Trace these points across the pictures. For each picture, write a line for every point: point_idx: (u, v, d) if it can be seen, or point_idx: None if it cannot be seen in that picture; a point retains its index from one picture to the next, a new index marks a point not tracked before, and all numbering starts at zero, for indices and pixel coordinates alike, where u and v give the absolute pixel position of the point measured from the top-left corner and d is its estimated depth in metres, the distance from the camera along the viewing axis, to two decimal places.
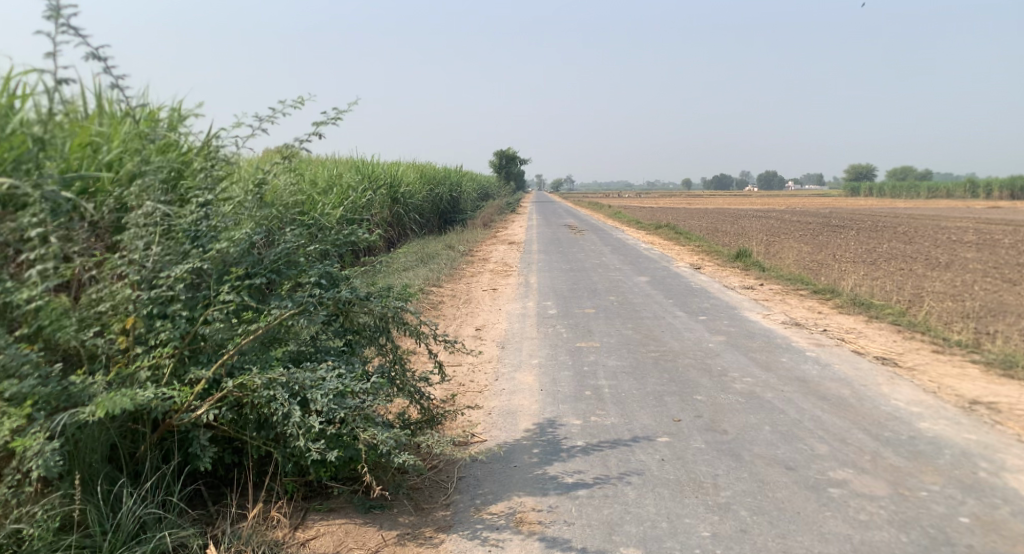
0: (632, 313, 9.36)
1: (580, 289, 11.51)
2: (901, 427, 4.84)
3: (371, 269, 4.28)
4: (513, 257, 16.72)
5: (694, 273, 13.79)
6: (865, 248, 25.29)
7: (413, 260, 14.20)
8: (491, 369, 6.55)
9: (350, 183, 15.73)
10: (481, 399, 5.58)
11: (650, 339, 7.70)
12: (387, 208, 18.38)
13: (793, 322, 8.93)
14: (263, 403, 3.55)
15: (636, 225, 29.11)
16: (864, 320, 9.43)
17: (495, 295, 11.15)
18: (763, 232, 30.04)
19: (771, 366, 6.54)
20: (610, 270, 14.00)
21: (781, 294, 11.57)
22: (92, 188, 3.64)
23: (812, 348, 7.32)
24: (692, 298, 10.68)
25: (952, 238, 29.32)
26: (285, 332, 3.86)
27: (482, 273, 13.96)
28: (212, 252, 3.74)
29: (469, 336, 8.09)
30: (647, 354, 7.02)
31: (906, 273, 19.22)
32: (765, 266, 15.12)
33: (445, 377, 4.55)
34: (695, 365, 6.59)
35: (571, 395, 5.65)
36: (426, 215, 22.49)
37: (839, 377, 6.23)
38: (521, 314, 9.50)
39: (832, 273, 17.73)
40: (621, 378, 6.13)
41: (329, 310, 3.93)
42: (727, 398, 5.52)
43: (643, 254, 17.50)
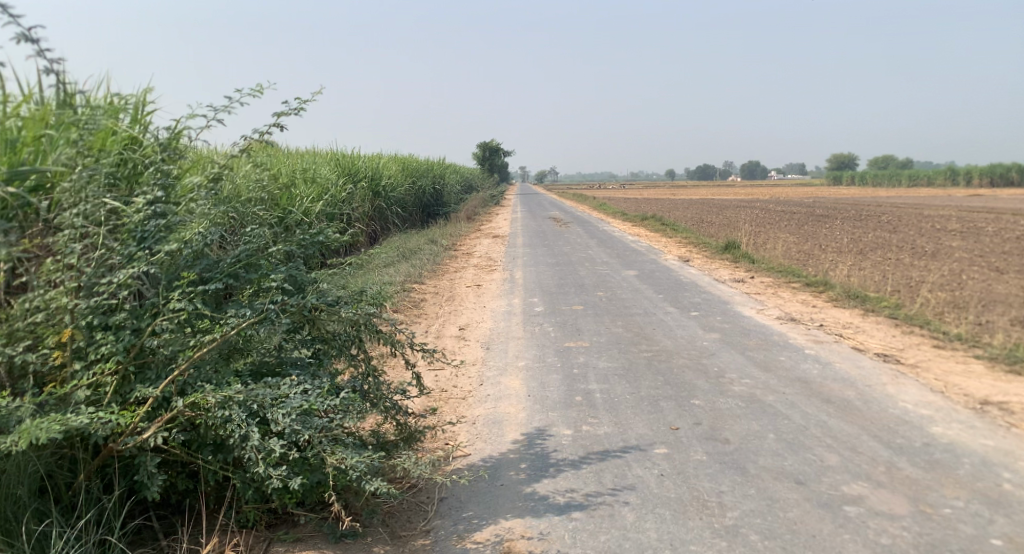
0: (622, 309, 9.02)
1: (567, 284, 11.16)
2: (913, 432, 4.53)
3: (341, 272, 3.88)
4: (498, 251, 16.35)
5: (682, 267, 13.48)
6: (851, 237, 25.12)
7: (394, 256, 13.80)
8: (476, 373, 6.20)
9: (329, 177, 15.27)
10: (464, 408, 5.24)
11: (641, 337, 7.36)
12: (368, 202, 17.94)
13: (788, 317, 8.62)
14: (218, 424, 3.14)
15: (621, 217, 28.80)
16: (860, 314, 9.14)
17: (479, 291, 10.80)
18: (750, 222, 29.84)
19: (769, 366, 6.21)
20: (596, 264, 13.66)
21: (772, 287, 11.28)
22: (46, 183, 3.33)
23: (809, 346, 7.01)
24: (682, 293, 10.36)
25: (937, 227, 29.26)
26: (244, 343, 3.44)
27: (466, 268, 13.58)
28: (159, 254, 3.29)
29: (452, 337, 7.72)
30: (639, 354, 6.69)
31: (894, 262, 19.04)
32: (754, 258, 14.84)
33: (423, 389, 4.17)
34: (690, 365, 6.26)
35: (561, 401, 5.30)
36: (409, 208, 22.05)
37: (841, 377, 5.91)
38: (506, 311, 9.14)
39: (821, 264, 17.50)
40: (613, 381, 5.80)
41: (294, 317, 3.52)
42: (726, 403, 5.19)
43: (630, 247, 17.18)
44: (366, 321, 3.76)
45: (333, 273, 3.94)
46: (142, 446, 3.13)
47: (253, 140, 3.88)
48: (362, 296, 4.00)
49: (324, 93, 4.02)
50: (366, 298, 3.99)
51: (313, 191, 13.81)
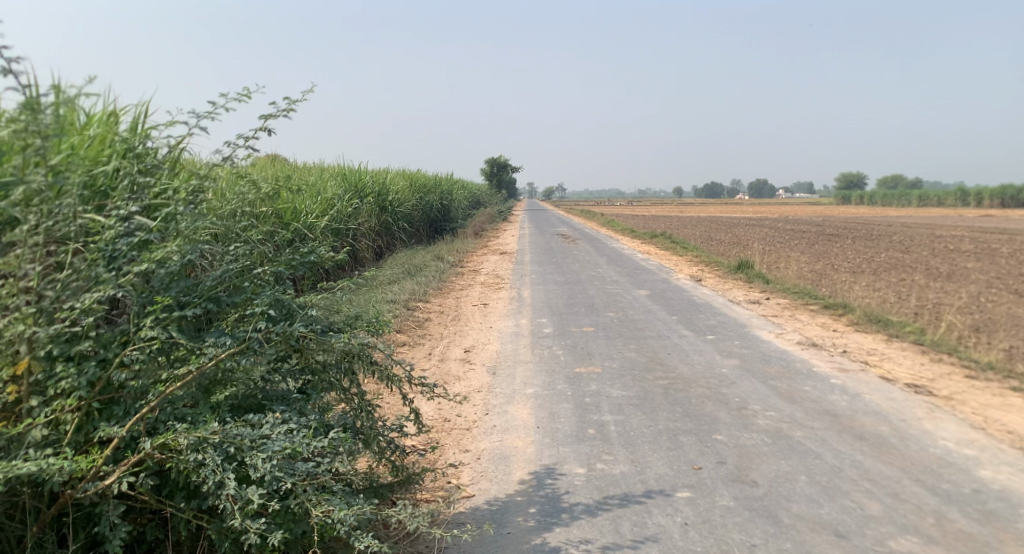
0: (634, 332, 8.64)
1: (577, 304, 10.80)
2: (961, 477, 4.12)
3: (342, 289, 3.55)
4: (505, 268, 16.01)
5: (695, 286, 13.10)
6: (864, 258, 24.70)
7: (399, 273, 13.49)
8: (481, 401, 5.85)
9: (335, 192, 15.05)
10: (468, 440, 4.92)
11: (656, 363, 6.98)
12: (375, 217, 17.67)
13: (809, 342, 8.21)
14: (191, 469, 2.77)
15: (630, 234, 28.49)
16: (883, 339, 8.72)
17: (486, 311, 10.47)
18: (761, 241, 29.40)
19: (795, 397, 5.82)
20: (607, 283, 13.29)
21: (790, 309, 10.88)
22: None
23: (835, 375, 6.61)
24: (697, 314, 9.97)
25: (950, 247, 28.80)
26: (228, 375, 3.11)
27: (473, 285, 13.24)
28: (131, 276, 2.95)
29: (457, 360, 7.37)
30: (655, 382, 6.30)
31: (909, 284, 18.61)
32: (769, 278, 14.44)
33: (422, 426, 3.80)
34: (710, 395, 5.88)
35: (573, 435, 4.93)
36: (416, 224, 21.79)
37: (872, 410, 5.51)
38: (514, 333, 8.79)
39: (836, 285, 17.08)
40: (627, 413, 5.42)
41: (280, 346, 3.15)
42: (751, 440, 4.81)
43: (641, 265, 16.83)
44: (363, 350, 3.38)
45: (331, 295, 3.59)
46: (104, 492, 2.78)
47: (241, 147, 3.60)
48: (361, 322, 3.65)
49: (314, 92, 3.84)
50: (365, 324, 3.64)
51: (317, 206, 13.58)
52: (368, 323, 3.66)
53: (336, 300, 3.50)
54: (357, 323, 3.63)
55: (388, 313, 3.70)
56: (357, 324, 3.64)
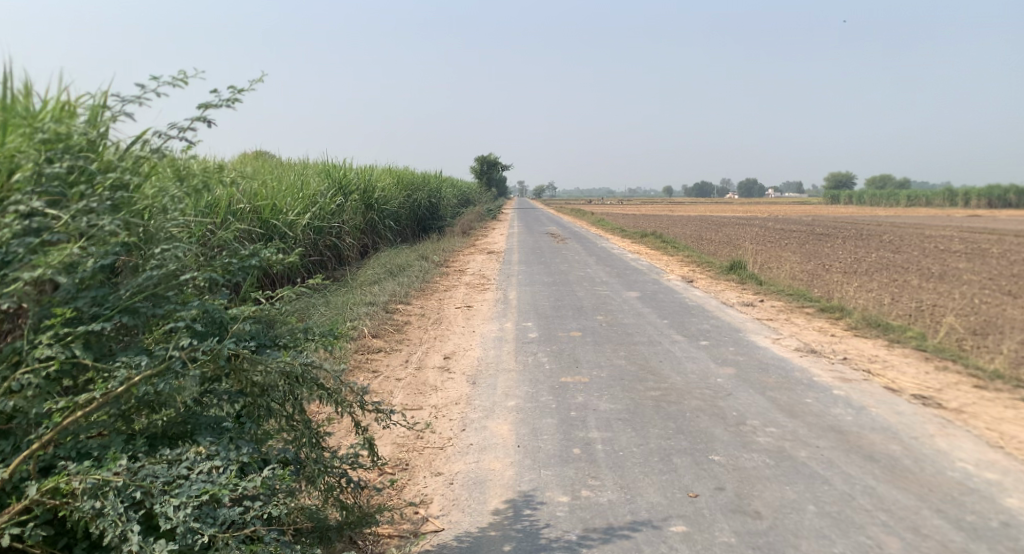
0: (624, 337, 8.20)
1: (565, 306, 10.37)
2: (985, 507, 3.70)
3: (291, 294, 3.16)
4: (491, 268, 15.56)
5: (686, 288, 12.70)
6: (855, 258, 24.44)
7: (382, 274, 13.05)
8: (457, 416, 5.43)
9: (318, 189, 14.59)
10: (440, 462, 4.53)
11: (647, 372, 6.56)
12: (360, 215, 17.18)
13: (808, 349, 7.79)
14: (90, 519, 2.33)
15: (620, 233, 28.14)
16: (884, 346, 8.31)
17: (470, 313, 10.02)
18: (752, 240, 29.07)
19: (795, 411, 5.41)
20: (596, 284, 12.87)
21: (785, 312, 10.49)
22: None
23: (837, 385, 6.19)
24: (689, 318, 9.56)
25: (940, 248, 28.62)
26: (148, 403, 2.71)
27: (458, 286, 12.77)
28: (23, 283, 2.49)
29: (436, 368, 6.92)
30: (646, 393, 5.86)
31: (902, 284, 18.30)
32: (762, 279, 14.04)
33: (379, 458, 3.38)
34: (704, 408, 5.47)
35: (556, 456, 4.50)
36: (404, 222, 21.32)
37: (880, 424, 5.09)
38: (498, 337, 8.34)
39: (829, 287, 16.74)
40: (616, 429, 4.99)
41: (209, 366, 2.73)
42: (751, 462, 4.39)
43: (631, 265, 16.42)
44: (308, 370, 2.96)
45: (281, 300, 3.19)
46: None
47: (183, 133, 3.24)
48: (313, 336, 3.25)
49: (259, 82, 3.59)
50: (316, 338, 3.24)
51: (298, 203, 13.12)
52: (320, 337, 3.26)
53: (283, 311, 3.10)
54: (306, 337, 3.22)
55: (344, 326, 3.31)
56: (308, 339, 3.24)
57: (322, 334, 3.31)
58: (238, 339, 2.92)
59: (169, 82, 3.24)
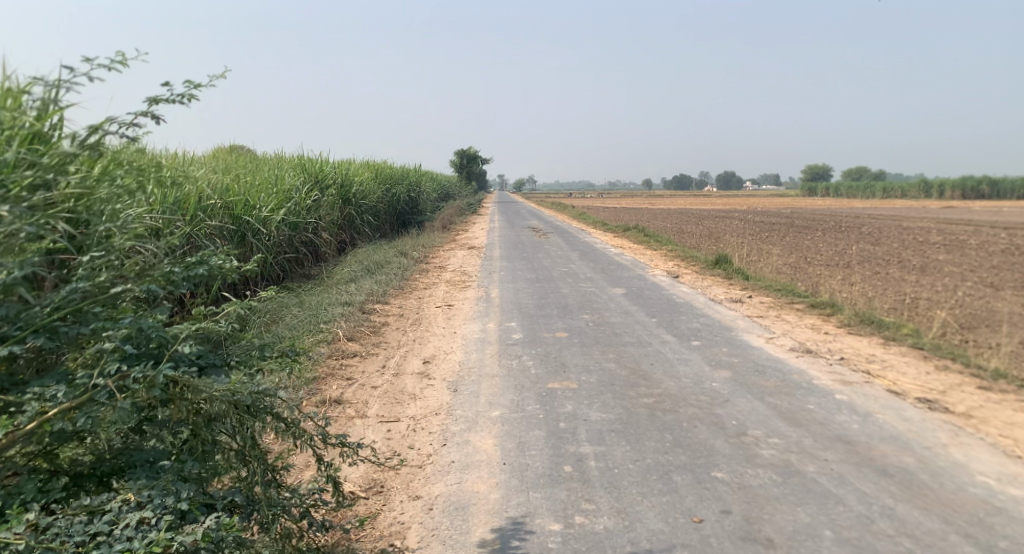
0: (612, 337, 7.85)
1: (549, 305, 10.00)
2: (1017, 530, 3.39)
3: (249, 307, 2.78)
4: (472, 265, 15.13)
5: (673, 284, 12.37)
6: (837, 250, 24.35)
7: (360, 272, 12.61)
8: (438, 428, 5.06)
9: (293, 184, 14.09)
10: (419, 483, 4.15)
11: (639, 376, 6.22)
12: (337, 209, 16.67)
13: (803, 348, 7.48)
14: None
15: (602, 227, 27.84)
16: (879, 344, 8.02)
17: (450, 312, 9.63)
18: (734, 233, 28.93)
19: (798, 419, 5.09)
20: (580, 281, 12.51)
21: (775, 309, 10.20)
22: None
23: (837, 389, 5.88)
24: (678, 316, 9.23)
25: (918, 239, 28.69)
26: (70, 440, 2.30)
27: (437, 284, 12.35)
28: None
29: (414, 375, 6.50)
30: (638, 400, 5.50)
31: (886, 277, 18.17)
32: (748, 274, 13.77)
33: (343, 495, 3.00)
34: (702, 416, 5.13)
35: (546, 476, 4.13)
36: (382, 217, 20.81)
37: (889, 433, 4.78)
38: (480, 339, 7.94)
39: (814, 280, 16.53)
40: (610, 442, 4.63)
41: (142, 395, 2.31)
42: (758, 478, 4.05)
43: (614, 260, 16.09)
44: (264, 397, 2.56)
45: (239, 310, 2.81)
46: None
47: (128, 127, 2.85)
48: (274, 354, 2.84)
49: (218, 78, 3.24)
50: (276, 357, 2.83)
51: (272, 198, 12.62)
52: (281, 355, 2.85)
53: (239, 326, 2.72)
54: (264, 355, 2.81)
55: (308, 342, 2.92)
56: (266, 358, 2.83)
57: (284, 350, 2.91)
58: (175, 364, 2.47)
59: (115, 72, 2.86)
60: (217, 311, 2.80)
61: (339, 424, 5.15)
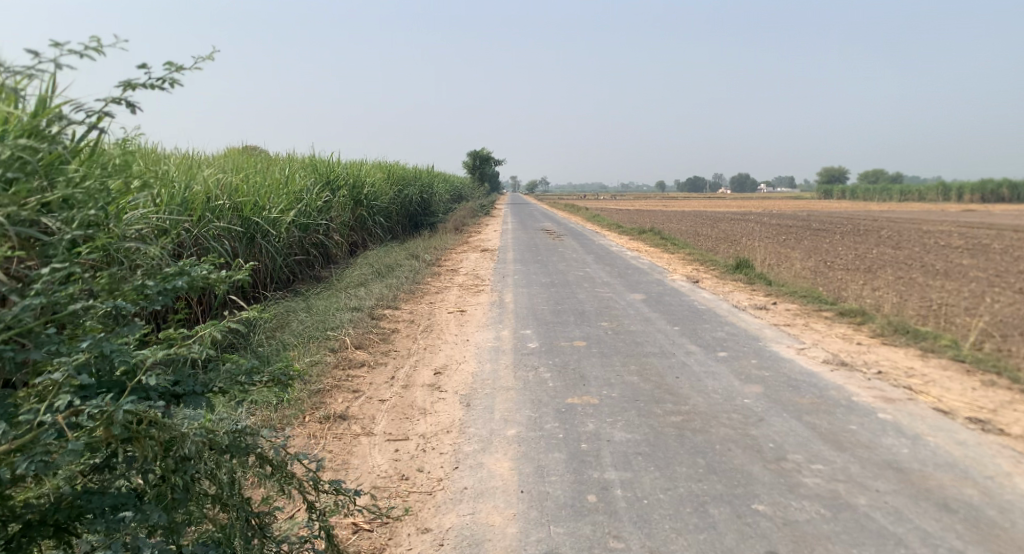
0: (633, 347, 7.45)
1: (566, 311, 9.62)
2: None
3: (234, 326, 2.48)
4: (485, 268, 14.77)
5: (693, 289, 11.94)
6: (857, 254, 23.79)
7: (370, 275, 12.29)
8: (450, 448, 4.70)
9: (304, 184, 13.82)
10: (429, 514, 3.80)
11: (664, 391, 5.82)
12: (349, 211, 16.37)
13: (837, 361, 7.04)
14: None
15: (617, 230, 27.40)
16: (917, 356, 7.55)
17: (462, 318, 9.27)
18: (750, 237, 28.41)
19: (841, 441, 4.67)
20: (597, 286, 12.11)
21: (803, 317, 9.74)
22: None
23: (879, 406, 5.45)
24: (701, 324, 8.81)
25: (940, 243, 28.03)
26: (17, 482, 2.01)
27: (450, 288, 11.99)
28: None
29: (425, 387, 6.15)
30: (665, 419, 5.11)
31: (910, 282, 17.62)
32: (770, 279, 13.30)
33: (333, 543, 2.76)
34: (736, 438, 4.73)
35: (568, 508, 3.76)
36: (395, 219, 20.52)
37: (944, 459, 4.35)
38: (494, 348, 7.56)
39: (836, 286, 16.01)
40: (637, 468, 4.25)
41: (99, 433, 2.04)
42: (804, 512, 3.65)
43: (631, 264, 15.67)
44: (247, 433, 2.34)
45: (220, 328, 2.48)
46: None
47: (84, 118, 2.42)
48: (264, 378, 2.61)
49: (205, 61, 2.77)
50: (263, 383, 2.60)
51: (283, 200, 12.35)
52: (270, 380, 2.61)
53: (218, 351, 2.44)
54: (250, 381, 2.57)
55: (301, 365, 2.68)
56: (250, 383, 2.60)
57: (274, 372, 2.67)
58: (139, 397, 2.17)
59: (76, 52, 2.41)
60: (193, 332, 2.49)
61: (344, 442, 4.79)
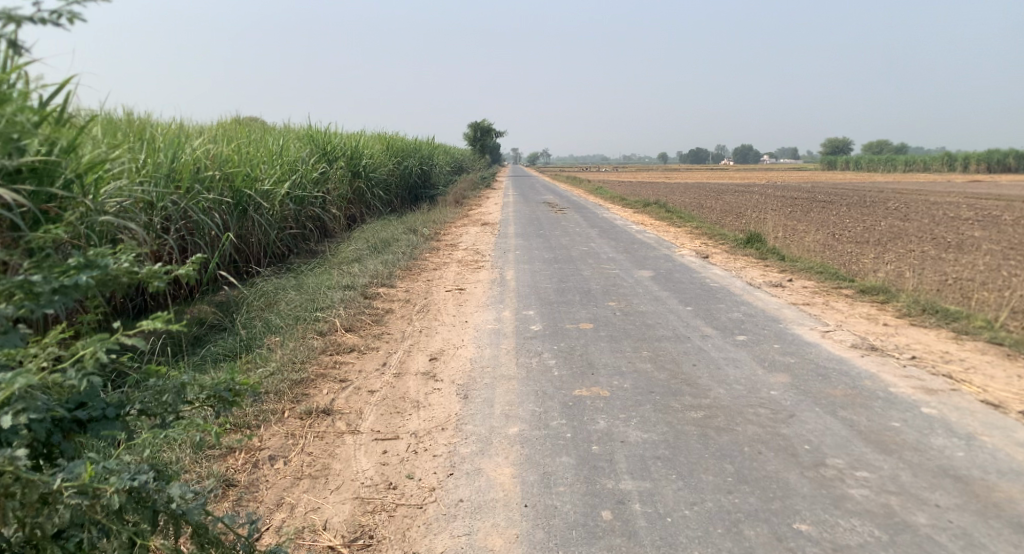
0: (644, 330, 6.91)
1: (570, 289, 9.07)
2: None
3: (127, 343, 2.11)
4: (485, 242, 14.19)
5: (704, 265, 11.35)
6: (866, 226, 23.15)
7: (364, 249, 11.73)
8: (445, 450, 4.17)
9: (298, 155, 13.19)
10: (418, 533, 3.29)
11: (683, 381, 5.28)
12: (346, 183, 15.75)
13: (867, 346, 6.48)
14: None
15: (621, 202, 26.71)
16: (950, 338, 6.98)
17: (461, 297, 8.72)
18: (756, 209, 27.70)
19: (887, 443, 4.14)
20: (603, 262, 11.53)
21: (822, 295, 9.17)
22: None
23: (923, 399, 4.90)
24: (716, 303, 8.26)
25: (949, 215, 27.34)
26: None
27: (448, 264, 11.41)
28: None
29: (419, 375, 5.61)
30: (685, 415, 4.59)
31: (923, 256, 17.01)
32: (783, 255, 12.68)
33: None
34: (767, 439, 4.20)
35: (579, 528, 3.25)
36: (394, 191, 19.88)
37: (1008, 464, 3.82)
38: (494, 330, 7.01)
39: (848, 260, 15.41)
40: (658, 477, 3.73)
41: None
42: (855, 534, 3.15)
43: (637, 239, 15.07)
44: (151, 487, 2.15)
45: (109, 346, 2.12)
46: None
47: None
48: (205, 393, 2.44)
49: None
50: (202, 400, 2.43)
51: (275, 170, 11.74)
52: (211, 397, 2.43)
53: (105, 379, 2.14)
54: (185, 397, 2.43)
55: (250, 378, 2.46)
56: (191, 397, 2.45)
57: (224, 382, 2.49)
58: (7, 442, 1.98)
59: None
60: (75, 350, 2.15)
61: (326, 442, 4.25)
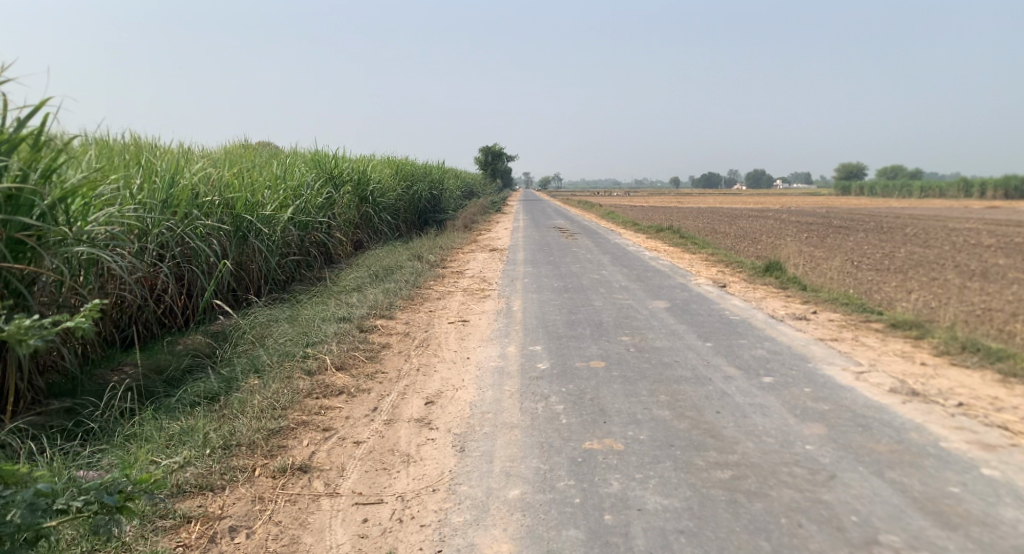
0: (661, 369, 6.34)
1: (581, 322, 8.52)
2: None
3: None
4: (492, 270, 13.69)
5: (723, 296, 10.76)
6: (885, 253, 22.48)
7: (365, 277, 11.24)
8: (434, 519, 3.62)
9: (303, 179, 12.81)
10: None
11: (708, 432, 4.71)
12: (353, 208, 15.35)
13: (907, 389, 5.88)
14: None
15: (633, 227, 26.20)
16: (997, 381, 6.35)
17: (465, 330, 8.18)
18: (772, 234, 27.11)
19: (947, 514, 3.56)
20: (615, 291, 10.97)
21: (851, 329, 8.55)
22: None
23: (982, 457, 4.31)
24: (737, 339, 7.68)
25: (970, 241, 26.62)
26: None
27: (453, 293, 10.89)
28: None
29: (411, 423, 5.07)
30: (712, 475, 4.03)
31: (947, 284, 16.31)
32: (805, 285, 12.06)
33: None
34: (807, 507, 3.63)
35: None
36: (402, 216, 19.49)
37: None
38: (497, 369, 6.48)
39: (871, 289, 14.76)
40: None
41: None
42: None
43: (650, 266, 14.52)
44: None
45: None
46: None
47: None
48: (88, 501, 2.63)
49: None
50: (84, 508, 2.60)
51: (277, 196, 11.35)
52: (95, 503, 2.62)
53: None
54: (59, 507, 2.60)
55: (142, 479, 2.67)
56: (67, 506, 2.63)
57: (115, 484, 2.71)
58: None
59: None
60: None
61: (298, 508, 3.72)
